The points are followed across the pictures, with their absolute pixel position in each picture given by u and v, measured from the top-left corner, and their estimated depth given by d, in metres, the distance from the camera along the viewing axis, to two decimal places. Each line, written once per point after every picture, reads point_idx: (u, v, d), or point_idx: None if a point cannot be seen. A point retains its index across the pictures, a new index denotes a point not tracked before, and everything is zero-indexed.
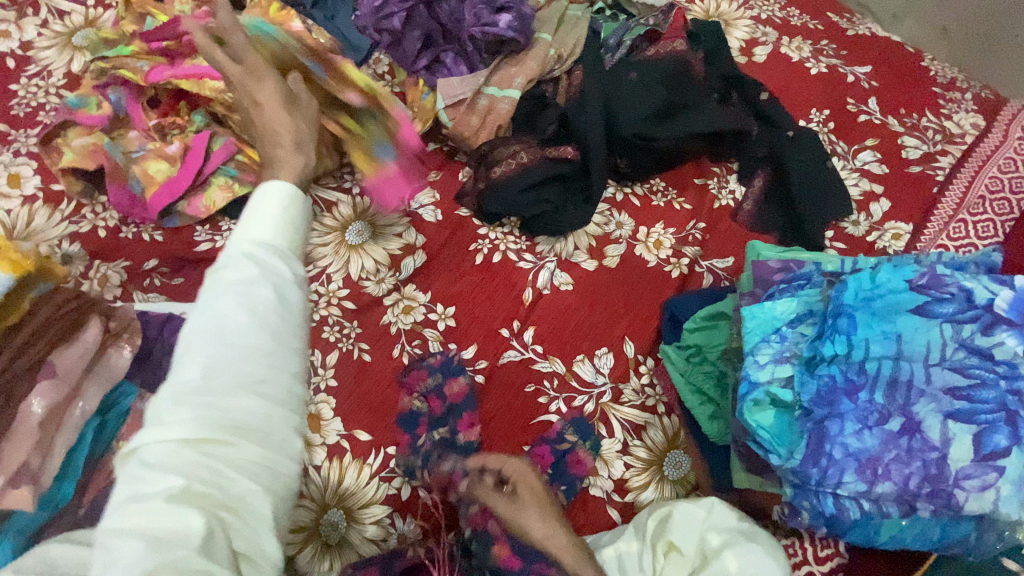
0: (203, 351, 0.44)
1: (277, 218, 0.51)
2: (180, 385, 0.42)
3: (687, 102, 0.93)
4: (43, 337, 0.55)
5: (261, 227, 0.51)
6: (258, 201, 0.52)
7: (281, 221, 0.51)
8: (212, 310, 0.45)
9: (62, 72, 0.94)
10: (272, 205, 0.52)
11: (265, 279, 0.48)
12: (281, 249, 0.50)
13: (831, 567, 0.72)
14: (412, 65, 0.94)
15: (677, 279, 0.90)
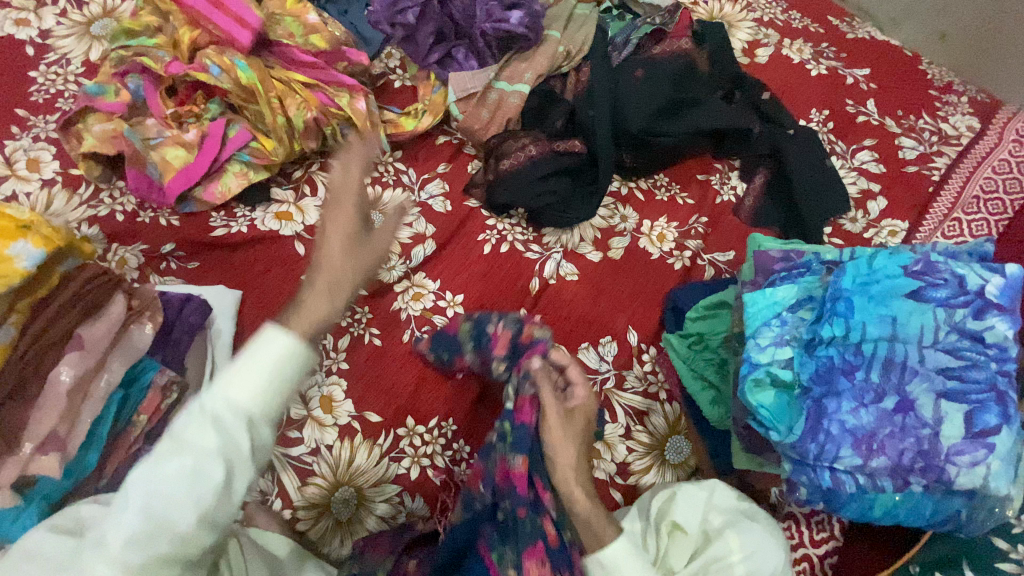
0: (138, 519, 0.42)
1: (255, 389, 0.46)
2: (104, 545, 0.42)
3: (691, 99, 0.96)
4: (71, 311, 0.56)
5: (240, 384, 0.46)
6: (255, 357, 0.47)
7: (265, 384, 0.47)
8: (161, 471, 0.43)
9: (81, 60, 0.96)
10: (264, 370, 0.47)
11: (223, 456, 0.45)
12: (256, 417, 0.46)
13: (826, 550, 0.75)
14: (424, 59, 0.97)
15: (680, 271, 0.92)
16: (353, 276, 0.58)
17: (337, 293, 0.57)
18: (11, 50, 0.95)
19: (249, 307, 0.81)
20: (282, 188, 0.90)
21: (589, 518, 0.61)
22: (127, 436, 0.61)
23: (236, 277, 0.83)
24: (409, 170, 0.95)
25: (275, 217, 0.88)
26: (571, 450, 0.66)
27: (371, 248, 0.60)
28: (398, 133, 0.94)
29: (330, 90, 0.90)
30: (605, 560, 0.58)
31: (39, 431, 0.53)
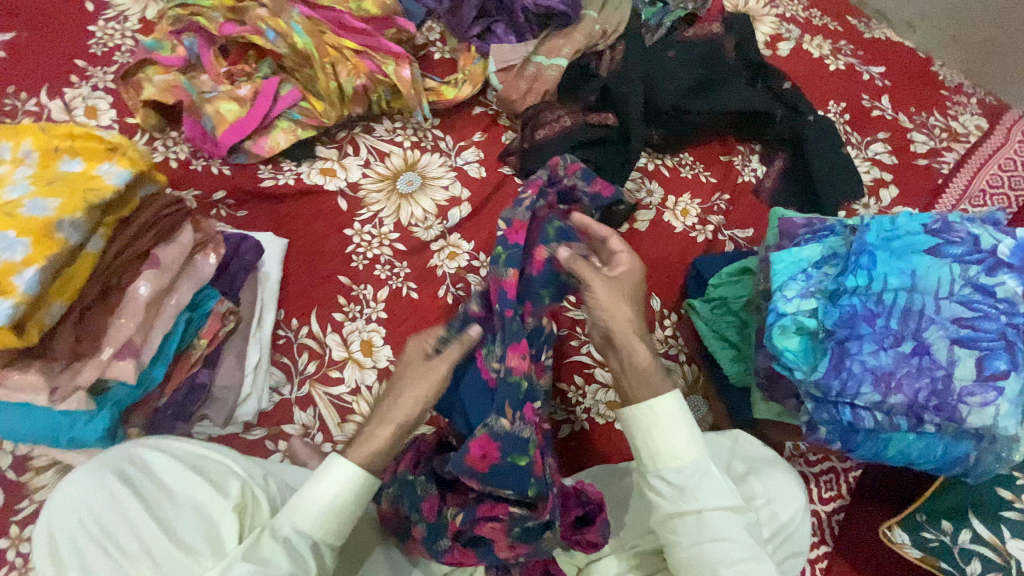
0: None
1: (314, 515, 0.54)
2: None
3: (718, 82, 1.02)
4: (148, 232, 0.60)
5: (302, 507, 0.54)
6: (323, 473, 0.55)
7: (324, 515, 0.54)
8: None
9: (137, 18, 1.00)
10: (333, 480, 0.55)
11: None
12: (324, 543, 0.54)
13: (833, 507, 0.79)
14: (466, 32, 1.01)
15: (702, 244, 0.97)
16: (417, 402, 0.61)
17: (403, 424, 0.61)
18: (70, 4, 0.99)
19: (294, 254, 0.86)
20: (327, 146, 0.94)
21: (643, 372, 0.62)
22: (191, 355, 0.67)
23: (283, 227, 0.88)
24: (447, 137, 0.99)
25: (320, 172, 0.92)
26: (627, 313, 0.66)
27: (430, 381, 0.62)
28: (440, 102, 0.98)
29: (379, 58, 0.94)
30: (655, 416, 0.59)
31: (119, 337, 0.56)
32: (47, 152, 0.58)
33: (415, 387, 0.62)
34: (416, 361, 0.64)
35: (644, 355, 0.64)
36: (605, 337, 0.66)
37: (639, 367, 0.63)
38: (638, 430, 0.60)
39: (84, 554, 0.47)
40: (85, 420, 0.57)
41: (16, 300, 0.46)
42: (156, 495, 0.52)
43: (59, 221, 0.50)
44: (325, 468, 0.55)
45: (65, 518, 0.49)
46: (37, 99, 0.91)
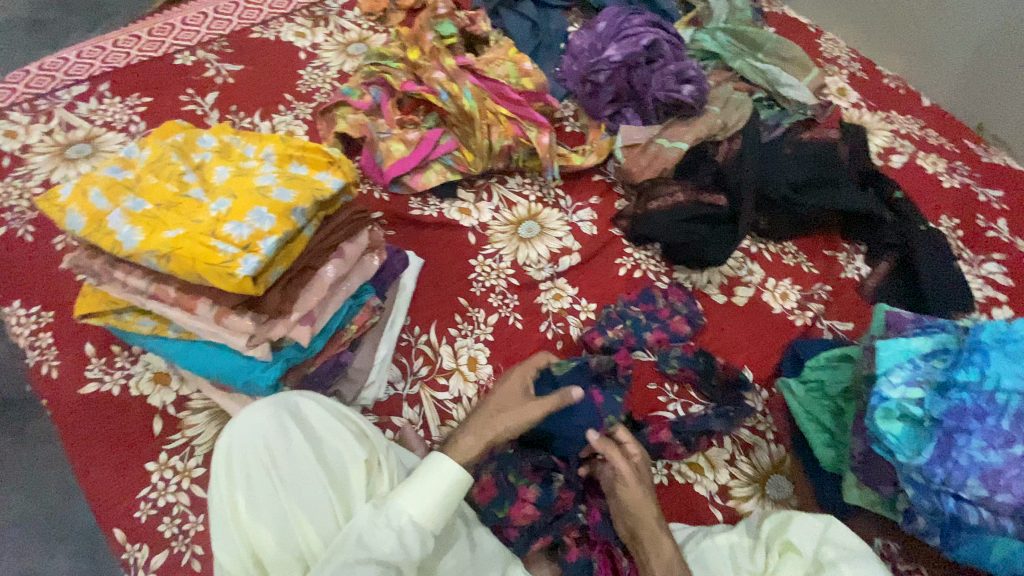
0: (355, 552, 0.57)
1: (422, 504, 0.63)
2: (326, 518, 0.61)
3: (830, 182, 1.08)
4: (341, 230, 0.74)
5: (415, 497, 0.63)
6: (428, 470, 0.65)
7: (435, 506, 0.63)
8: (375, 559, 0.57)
9: (336, 68, 1.24)
10: (439, 475, 0.64)
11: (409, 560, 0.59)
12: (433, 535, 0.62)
13: None
14: (599, 111, 1.16)
15: (800, 328, 1.00)
16: (507, 422, 0.74)
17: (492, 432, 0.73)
18: (291, 53, 1.26)
19: (426, 273, 0.99)
20: (467, 190, 1.10)
21: (669, 564, 0.69)
22: (340, 337, 0.81)
23: (420, 250, 1.02)
24: (567, 197, 1.12)
25: (458, 210, 1.07)
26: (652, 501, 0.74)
27: (523, 410, 0.76)
28: (568, 166, 1.12)
29: (525, 124, 1.10)
30: None
31: (305, 306, 0.70)
32: (283, 155, 0.74)
33: (510, 412, 0.75)
34: (517, 391, 0.79)
35: (674, 553, 0.70)
36: (633, 531, 0.73)
37: (665, 559, 0.70)
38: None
39: (255, 474, 0.60)
40: (262, 366, 0.71)
41: (261, 258, 0.60)
42: (313, 442, 0.64)
43: (296, 208, 0.64)
44: (434, 462, 0.66)
45: (241, 441, 0.61)
46: (251, 118, 1.14)
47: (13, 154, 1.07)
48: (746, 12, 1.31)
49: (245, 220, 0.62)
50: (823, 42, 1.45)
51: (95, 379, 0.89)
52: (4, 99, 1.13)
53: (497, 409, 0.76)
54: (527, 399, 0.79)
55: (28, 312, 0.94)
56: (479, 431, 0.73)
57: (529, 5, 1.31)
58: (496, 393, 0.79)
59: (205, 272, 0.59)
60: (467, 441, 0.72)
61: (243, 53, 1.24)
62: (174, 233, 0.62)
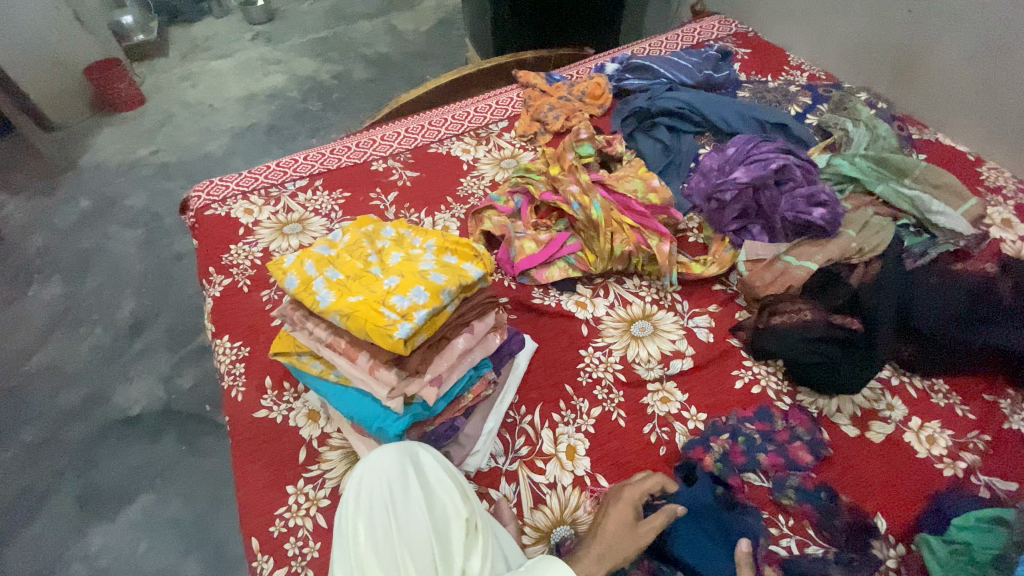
0: None
1: None
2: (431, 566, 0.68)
3: (989, 319, 0.98)
4: (476, 309, 0.88)
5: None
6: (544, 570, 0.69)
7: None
8: None
9: (490, 178, 1.49)
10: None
11: None
12: None
13: None
14: (724, 226, 1.21)
15: (950, 479, 0.87)
16: (627, 552, 0.77)
17: (613, 554, 0.76)
18: (455, 164, 1.54)
19: (539, 356, 1.08)
20: (585, 286, 1.21)
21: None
22: (458, 404, 0.92)
23: (538, 335, 1.12)
24: (684, 302, 1.16)
25: (575, 303, 1.17)
26: None
27: (637, 539, 0.78)
28: (687, 274, 1.18)
29: (646, 233, 1.20)
30: None
31: (437, 370, 0.82)
32: (441, 247, 0.92)
33: (626, 537, 0.78)
34: (629, 514, 0.81)
35: None
36: None
37: None
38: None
39: (377, 507, 0.71)
40: (395, 417, 0.84)
41: (413, 325, 0.75)
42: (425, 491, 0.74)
43: (446, 289, 0.80)
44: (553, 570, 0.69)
45: (372, 475, 0.73)
46: (418, 213, 1.41)
47: (248, 227, 1.44)
48: (891, 139, 1.30)
49: (407, 294, 0.78)
50: (984, 171, 1.36)
51: (266, 407, 1.10)
52: (251, 187, 1.54)
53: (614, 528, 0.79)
54: (636, 521, 0.80)
55: (233, 344, 1.22)
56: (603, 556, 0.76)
57: (664, 129, 1.45)
58: (610, 510, 0.82)
59: (372, 330, 0.75)
60: (590, 560, 0.76)
61: (419, 163, 1.55)
62: (356, 298, 0.79)
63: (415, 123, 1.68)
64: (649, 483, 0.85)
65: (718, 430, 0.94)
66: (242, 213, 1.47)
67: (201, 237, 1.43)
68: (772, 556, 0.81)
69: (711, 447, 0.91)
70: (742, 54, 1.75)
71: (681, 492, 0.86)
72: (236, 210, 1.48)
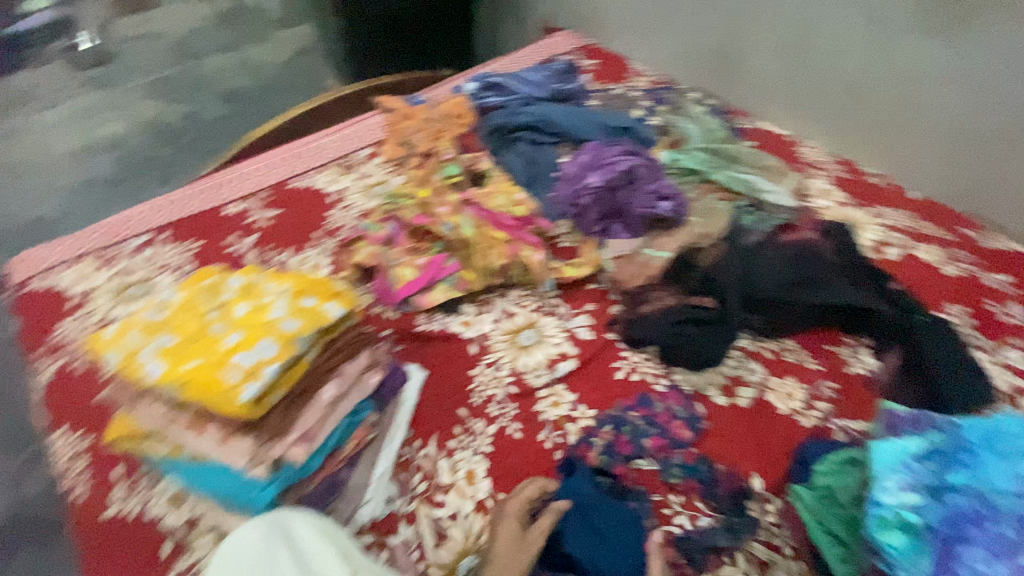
0: None
1: None
2: None
3: (818, 279, 1.11)
4: (344, 350, 0.82)
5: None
6: None
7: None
8: None
9: (359, 207, 1.43)
10: None
11: None
12: None
13: None
14: (590, 228, 1.27)
15: (808, 428, 0.96)
16: (521, 564, 0.78)
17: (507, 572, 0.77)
18: (321, 197, 1.46)
19: (429, 384, 1.04)
20: (469, 304, 1.19)
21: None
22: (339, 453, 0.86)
23: (425, 363, 1.08)
24: (564, 305, 1.18)
25: (461, 323, 1.15)
26: None
27: (527, 548, 0.79)
28: (562, 278, 1.20)
29: (519, 245, 1.21)
30: None
31: (304, 425, 0.76)
32: (298, 289, 0.83)
33: (515, 550, 0.79)
34: (516, 527, 0.81)
35: None
36: None
37: None
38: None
39: None
40: (263, 486, 0.75)
41: (261, 384, 0.68)
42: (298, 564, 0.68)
43: (299, 337, 0.73)
44: None
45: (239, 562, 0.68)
46: (283, 255, 1.31)
47: (81, 296, 1.25)
48: (719, 131, 1.45)
49: (252, 350, 0.71)
50: (801, 150, 1.56)
51: (117, 503, 0.95)
52: (82, 250, 1.34)
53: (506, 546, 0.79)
54: (523, 531, 0.81)
55: (70, 436, 1.03)
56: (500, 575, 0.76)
57: (525, 143, 1.50)
58: (498, 529, 0.82)
59: (213, 398, 0.68)
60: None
61: (280, 200, 1.45)
62: (192, 364, 0.71)
63: (271, 158, 1.57)
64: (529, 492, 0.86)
65: (605, 425, 0.97)
66: (72, 282, 1.27)
67: (19, 318, 1.22)
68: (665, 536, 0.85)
69: (596, 445, 0.95)
70: (590, 65, 1.87)
71: (561, 487, 0.88)
72: (64, 280, 1.28)
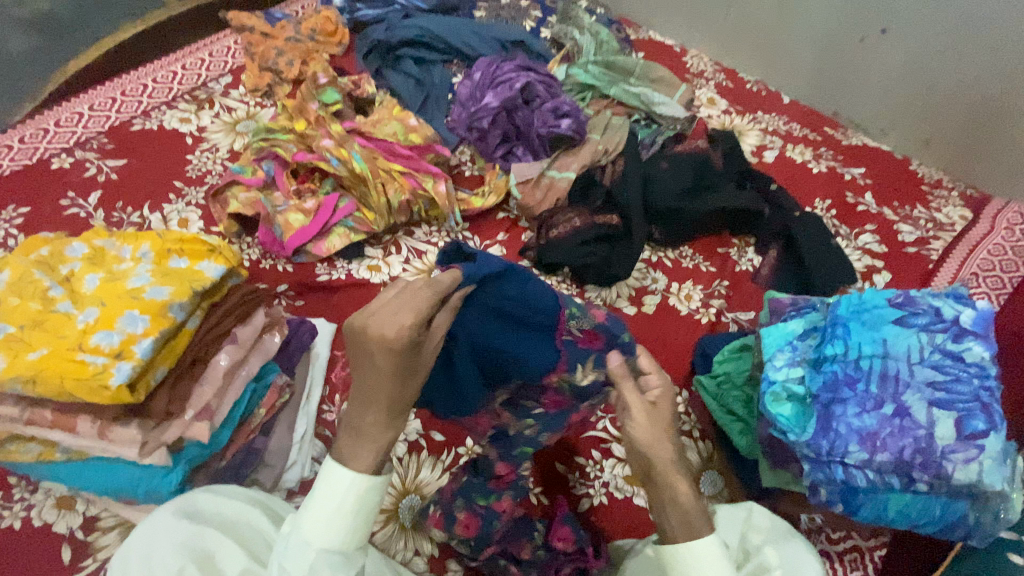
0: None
1: (329, 514, 0.53)
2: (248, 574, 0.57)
3: (709, 187, 1.17)
4: (232, 314, 0.73)
5: (318, 524, 0.53)
6: (326, 480, 0.54)
7: (345, 528, 0.54)
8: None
9: (227, 149, 1.24)
10: (335, 485, 0.54)
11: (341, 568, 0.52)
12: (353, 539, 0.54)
13: (877, 542, 0.80)
14: (491, 153, 1.22)
15: (706, 324, 1.05)
16: (408, 396, 0.58)
17: (393, 408, 0.57)
18: (176, 140, 1.24)
19: (341, 336, 0.98)
20: (374, 247, 1.11)
21: (687, 513, 0.57)
22: (251, 422, 0.79)
23: (333, 314, 1.01)
24: (475, 238, 1.14)
25: (367, 268, 1.07)
26: (670, 445, 0.60)
27: (416, 373, 0.58)
28: (469, 209, 1.15)
29: (419, 177, 1.13)
30: (696, 549, 0.55)
31: (201, 401, 0.68)
32: (161, 251, 0.71)
33: (410, 385, 0.58)
34: (404, 356, 0.55)
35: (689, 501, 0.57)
36: (648, 475, 0.60)
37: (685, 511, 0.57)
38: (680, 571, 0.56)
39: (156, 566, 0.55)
40: (163, 472, 0.67)
41: (135, 363, 0.58)
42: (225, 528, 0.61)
43: (172, 304, 0.63)
44: (326, 474, 0.55)
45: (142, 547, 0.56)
46: (141, 212, 1.12)
47: None
48: (612, 43, 1.41)
49: (115, 326, 0.61)
50: (688, 59, 1.58)
51: None
52: None
53: (397, 383, 0.56)
54: (415, 354, 0.56)
55: None
56: (392, 416, 0.57)
57: (410, 62, 1.36)
58: (368, 364, 0.55)
59: (74, 387, 0.57)
60: (374, 426, 0.57)
61: (125, 147, 1.21)
62: (39, 354, 0.59)
63: (101, 97, 1.29)
64: (440, 401, 0.76)
65: None
66: None
67: None
68: (588, 331, 0.72)
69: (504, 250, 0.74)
70: None
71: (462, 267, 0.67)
72: None
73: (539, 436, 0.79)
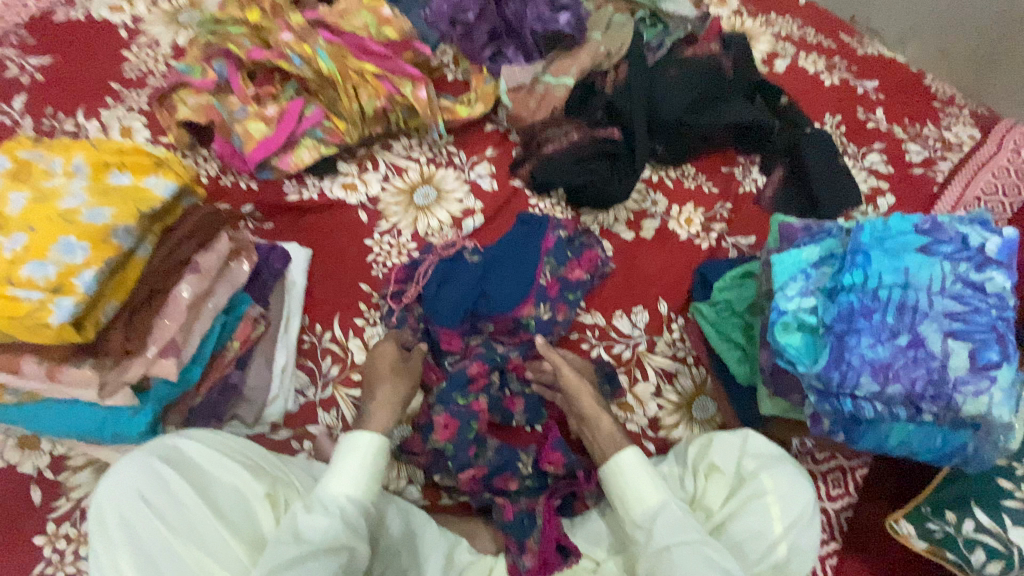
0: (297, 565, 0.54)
1: (351, 479, 0.62)
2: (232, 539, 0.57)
3: (717, 98, 1.06)
4: (190, 239, 0.64)
5: (340, 479, 0.62)
6: (347, 449, 0.63)
7: (364, 481, 0.62)
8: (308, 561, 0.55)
9: (168, 43, 1.06)
10: (357, 451, 0.63)
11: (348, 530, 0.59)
12: (364, 502, 0.62)
13: (860, 461, 0.83)
14: (478, 54, 1.07)
15: (706, 250, 1.00)
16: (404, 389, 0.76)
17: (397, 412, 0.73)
18: (106, 31, 1.05)
19: (318, 262, 0.90)
20: (348, 163, 0.99)
21: (612, 436, 0.73)
22: (225, 356, 0.73)
23: (307, 237, 0.93)
24: (460, 153, 1.03)
25: (342, 187, 0.97)
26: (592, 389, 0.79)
27: (408, 363, 0.80)
28: (454, 119, 1.03)
29: (396, 80, 0.99)
30: (622, 464, 0.69)
31: (163, 336, 0.61)
32: (94, 164, 0.60)
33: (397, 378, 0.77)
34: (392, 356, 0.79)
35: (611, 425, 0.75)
36: (581, 416, 0.77)
37: (610, 434, 0.74)
38: (612, 479, 0.70)
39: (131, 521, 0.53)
40: (129, 415, 0.62)
41: (79, 299, 0.51)
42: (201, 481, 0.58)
43: (115, 228, 0.54)
44: (343, 446, 0.64)
45: (118, 502, 0.54)
46: (74, 119, 0.97)
47: None
48: None
49: (49, 256, 0.52)
50: None
51: None
52: None
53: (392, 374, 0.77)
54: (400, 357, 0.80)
55: None
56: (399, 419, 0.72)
57: None
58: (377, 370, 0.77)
59: (13, 324, 0.50)
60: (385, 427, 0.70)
61: (45, 40, 1.02)
62: None
63: None
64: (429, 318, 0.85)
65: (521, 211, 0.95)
66: None
67: None
68: (552, 278, 0.89)
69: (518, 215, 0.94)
70: None
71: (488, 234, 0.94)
72: None
73: (510, 352, 0.85)
